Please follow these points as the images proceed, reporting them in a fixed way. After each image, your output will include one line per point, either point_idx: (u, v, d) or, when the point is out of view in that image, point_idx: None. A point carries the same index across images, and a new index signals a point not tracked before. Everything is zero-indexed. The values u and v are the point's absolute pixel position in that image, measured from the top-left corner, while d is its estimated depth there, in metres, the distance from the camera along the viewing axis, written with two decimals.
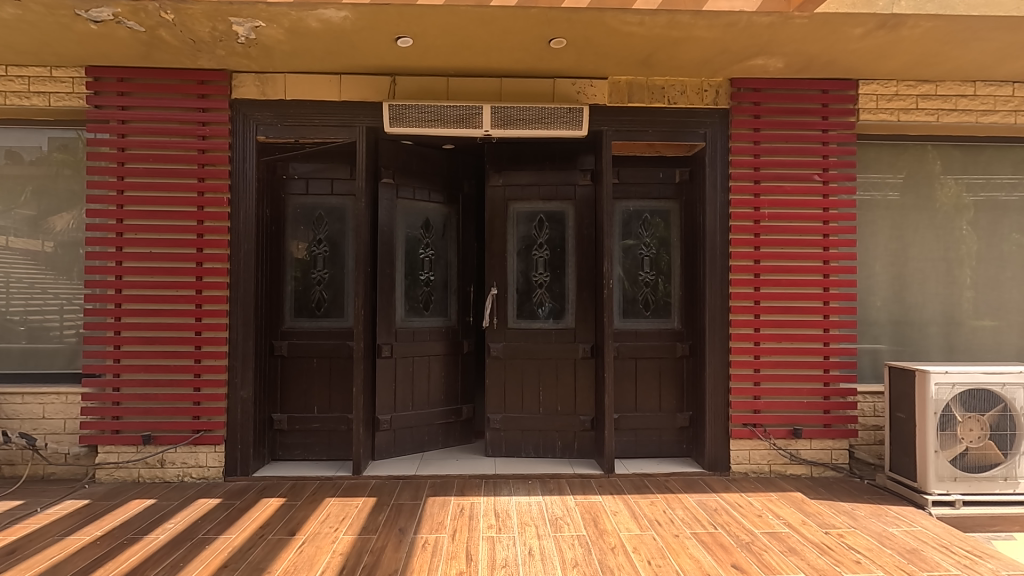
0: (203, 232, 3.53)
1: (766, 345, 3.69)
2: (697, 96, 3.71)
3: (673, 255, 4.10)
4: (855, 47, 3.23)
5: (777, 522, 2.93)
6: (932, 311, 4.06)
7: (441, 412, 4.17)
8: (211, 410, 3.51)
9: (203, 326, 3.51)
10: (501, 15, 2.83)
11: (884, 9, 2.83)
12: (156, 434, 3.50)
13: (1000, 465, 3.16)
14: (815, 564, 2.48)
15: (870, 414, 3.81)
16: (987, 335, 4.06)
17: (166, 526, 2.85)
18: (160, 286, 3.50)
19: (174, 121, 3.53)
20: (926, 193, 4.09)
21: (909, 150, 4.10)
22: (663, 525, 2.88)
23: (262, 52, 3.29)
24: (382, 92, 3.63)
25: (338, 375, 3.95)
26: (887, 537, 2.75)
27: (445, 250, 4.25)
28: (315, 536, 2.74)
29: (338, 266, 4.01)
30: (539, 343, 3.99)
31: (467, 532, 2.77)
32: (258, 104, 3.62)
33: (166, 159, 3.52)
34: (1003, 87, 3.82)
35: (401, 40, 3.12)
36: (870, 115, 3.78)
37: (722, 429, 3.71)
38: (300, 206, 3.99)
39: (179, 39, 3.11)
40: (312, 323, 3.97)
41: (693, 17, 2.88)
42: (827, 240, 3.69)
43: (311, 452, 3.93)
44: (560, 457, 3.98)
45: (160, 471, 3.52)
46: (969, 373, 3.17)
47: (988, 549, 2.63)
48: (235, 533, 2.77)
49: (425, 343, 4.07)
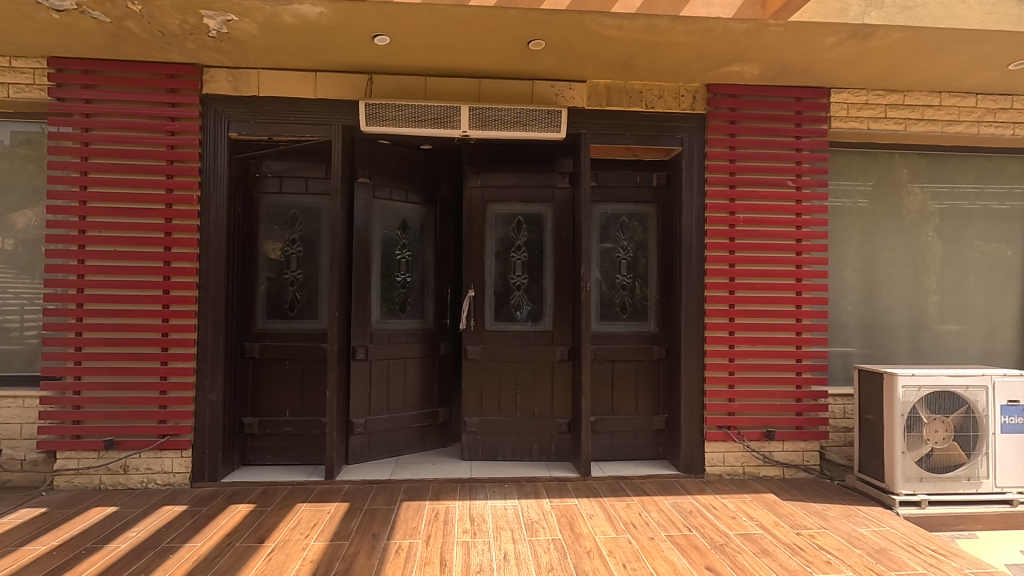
0: (171, 230, 3.43)
1: (741, 347, 3.73)
2: (674, 101, 3.74)
3: (650, 258, 4.12)
4: (828, 55, 3.29)
5: (750, 524, 2.95)
6: (900, 314, 4.16)
7: (417, 415, 4.12)
8: (177, 414, 3.40)
9: (170, 327, 3.40)
10: (480, 15, 2.81)
11: (856, 19, 2.89)
12: (119, 439, 3.38)
13: (963, 465, 3.24)
14: (786, 565, 2.51)
15: (840, 416, 3.89)
16: (951, 339, 4.18)
17: (127, 535, 2.74)
18: (125, 286, 3.39)
19: (141, 115, 3.43)
20: (894, 200, 4.19)
21: (878, 158, 4.21)
22: (638, 528, 2.89)
23: (235, 47, 3.21)
24: (359, 90, 3.58)
25: (311, 378, 3.87)
26: (856, 538, 2.80)
27: (422, 251, 4.20)
28: (284, 543, 2.67)
29: (312, 267, 3.94)
30: (516, 345, 3.97)
31: (441, 537, 2.74)
32: (231, 100, 3.53)
33: (133, 154, 3.41)
34: (967, 98, 3.95)
35: (379, 38, 3.08)
36: (842, 123, 3.87)
37: (697, 431, 3.73)
38: (274, 205, 3.91)
39: (148, 31, 3.02)
40: (284, 324, 3.89)
41: (671, 22, 2.90)
42: (800, 246, 3.77)
43: (282, 456, 3.84)
44: (537, 460, 3.96)
45: (123, 477, 3.40)
46: (935, 376, 3.24)
47: (952, 547, 2.70)
48: (201, 540, 2.69)
49: (401, 345, 4.02)
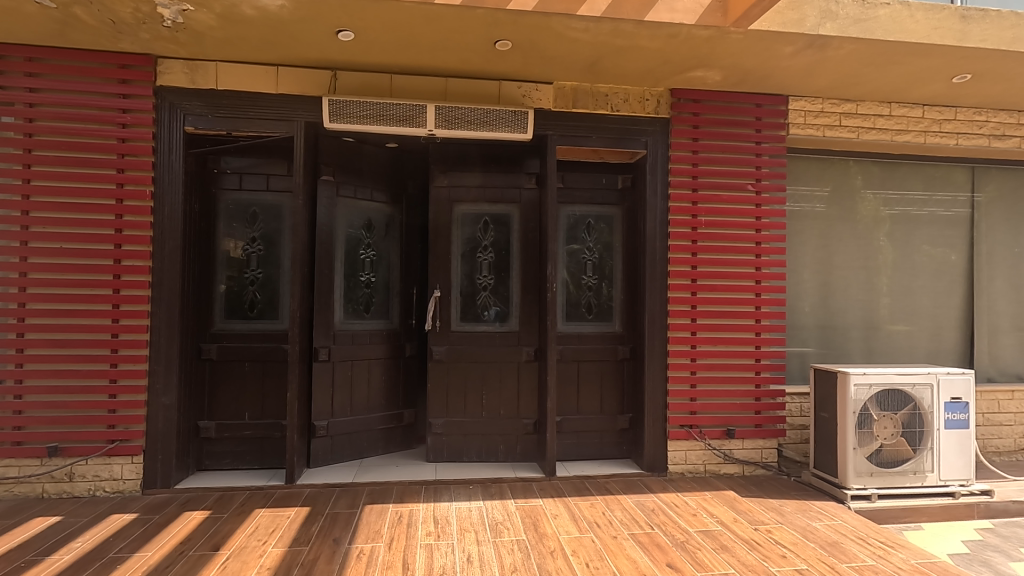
0: (122, 227, 3.29)
1: (702, 348, 3.81)
2: (639, 105, 3.79)
3: (616, 260, 4.17)
4: (786, 64, 3.39)
5: (710, 520, 3.01)
6: (853, 316, 4.32)
7: (381, 417, 4.06)
8: (127, 419, 3.26)
9: (120, 328, 3.27)
10: (446, 14, 2.79)
11: (812, 30, 2.98)
12: (64, 445, 3.22)
13: (910, 460, 3.38)
14: (744, 560, 2.57)
15: (797, 414, 4.02)
16: (901, 340, 4.36)
17: (71, 546, 2.61)
18: (71, 284, 3.24)
19: (91, 106, 3.28)
20: (849, 205, 4.35)
21: (834, 165, 4.36)
22: (602, 527, 2.91)
23: (192, 38, 3.10)
24: (323, 86, 3.51)
25: (272, 380, 3.78)
26: (811, 532, 2.89)
27: (387, 251, 4.15)
28: (241, 550, 2.59)
29: (273, 266, 3.84)
30: (482, 346, 3.96)
31: (404, 540, 2.70)
32: (187, 93, 3.41)
33: (81, 147, 3.26)
34: (915, 109, 4.13)
35: (343, 33, 3.02)
36: (799, 130, 3.99)
37: (660, 430, 3.79)
38: (233, 202, 3.79)
39: (97, 19, 2.89)
40: (244, 325, 3.78)
41: (636, 26, 2.94)
42: (759, 248, 3.87)
43: (241, 460, 3.73)
44: (502, 461, 3.96)
45: (68, 485, 3.24)
46: (885, 374, 3.37)
47: (899, 539, 2.81)
48: (152, 549, 2.59)
49: (365, 346, 3.96)
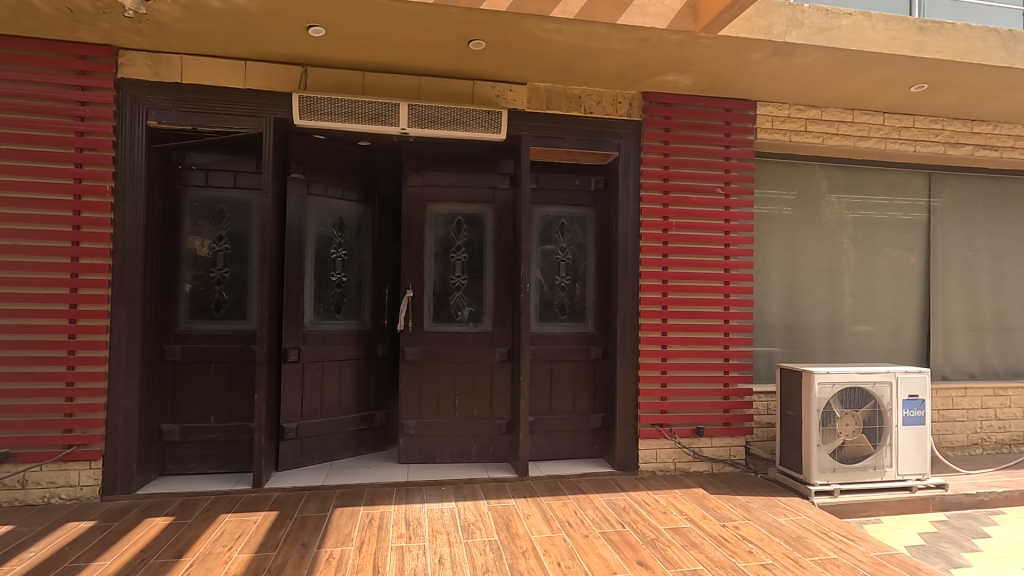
0: (80, 224, 3.18)
1: (673, 347, 3.87)
2: (612, 107, 3.83)
3: (589, 261, 4.20)
4: (754, 70, 3.46)
5: (679, 518, 3.06)
6: (818, 316, 4.44)
7: (352, 419, 4.01)
8: (85, 423, 3.14)
9: (78, 329, 3.15)
10: (419, 12, 2.77)
11: (779, 37, 3.06)
12: (17, 451, 3.09)
13: (870, 456, 3.49)
14: (712, 556, 2.62)
15: (763, 413, 4.14)
16: (863, 339, 4.50)
17: (23, 556, 2.50)
18: (25, 284, 3.10)
19: (47, 98, 3.15)
20: (814, 209, 4.47)
21: (800, 169, 4.48)
22: (574, 526, 2.93)
23: (155, 29, 3.01)
24: (293, 82, 3.45)
25: (239, 382, 3.69)
26: (776, 527, 2.96)
27: (359, 250, 4.10)
28: (205, 557, 2.52)
29: (241, 265, 3.76)
30: (455, 346, 3.94)
31: (375, 543, 2.67)
32: (150, 86, 3.31)
33: (36, 140, 3.13)
34: (876, 116, 4.27)
35: (314, 29, 2.97)
36: (767, 135, 4.09)
37: (632, 429, 3.83)
38: (199, 199, 3.69)
39: (54, 7, 2.78)
40: (210, 325, 3.68)
41: (609, 29, 2.96)
42: (728, 250, 3.95)
43: (206, 464, 3.64)
44: (475, 462, 3.95)
45: (21, 492, 3.11)
46: (847, 373, 3.47)
47: (860, 533, 2.90)
48: (111, 558, 2.50)
49: (336, 346, 3.90)
